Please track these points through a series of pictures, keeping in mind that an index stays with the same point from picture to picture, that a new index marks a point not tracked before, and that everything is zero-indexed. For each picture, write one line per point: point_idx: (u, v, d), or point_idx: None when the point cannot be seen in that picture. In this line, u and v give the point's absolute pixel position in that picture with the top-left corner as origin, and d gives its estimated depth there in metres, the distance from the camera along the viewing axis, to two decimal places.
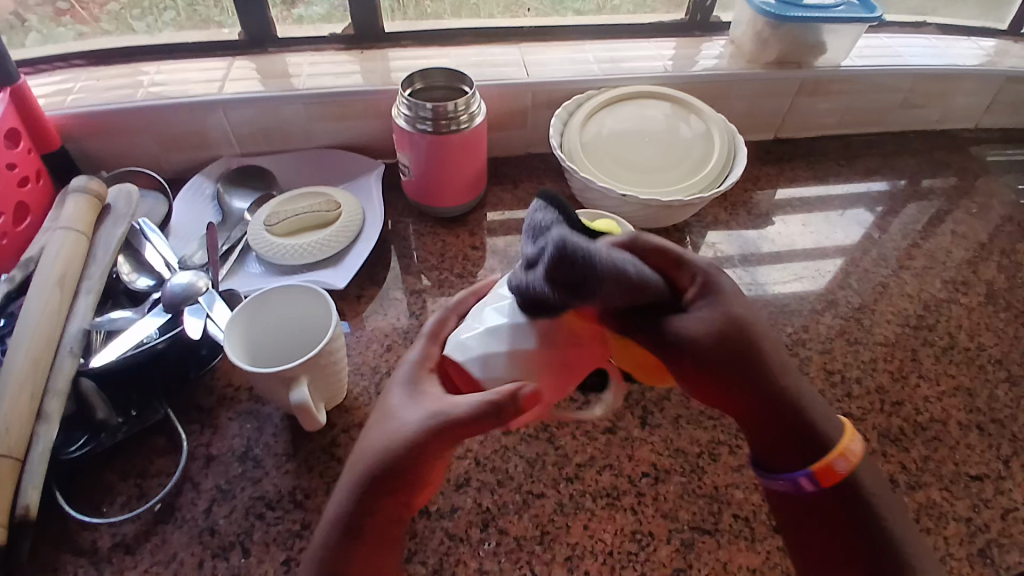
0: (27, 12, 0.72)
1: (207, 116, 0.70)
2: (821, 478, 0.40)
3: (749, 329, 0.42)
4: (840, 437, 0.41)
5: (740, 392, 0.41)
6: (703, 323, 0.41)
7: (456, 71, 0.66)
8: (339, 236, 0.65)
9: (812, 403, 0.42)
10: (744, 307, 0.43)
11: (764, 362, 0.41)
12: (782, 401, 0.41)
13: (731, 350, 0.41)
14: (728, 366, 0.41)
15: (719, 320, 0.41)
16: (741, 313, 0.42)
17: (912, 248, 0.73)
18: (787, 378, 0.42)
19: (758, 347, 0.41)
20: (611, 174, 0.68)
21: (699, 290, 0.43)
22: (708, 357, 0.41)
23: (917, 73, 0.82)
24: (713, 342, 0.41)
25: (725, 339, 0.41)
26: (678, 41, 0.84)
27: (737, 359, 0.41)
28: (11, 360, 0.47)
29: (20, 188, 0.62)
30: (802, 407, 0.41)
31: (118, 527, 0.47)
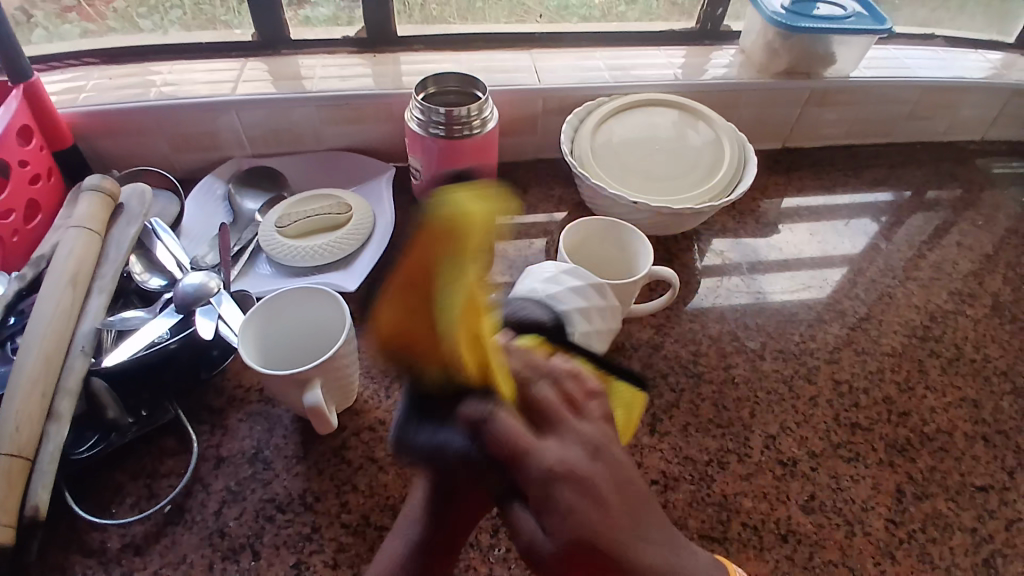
0: (34, 8, 0.72)
1: (219, 117, 0.71)
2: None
3: (599, 504, 0.32)
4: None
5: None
6: (544, 527, 0.32)
7: (469, 76, 0.66)
8: (350, 238, 0.65)
9: (672, 570, 0.34)
10: (588, 496, 0.32)
11: (625, 563, 0.32)
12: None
13: (586, 557, 0.32)
14: (583, 574, 0.32)
15: (560, 517, 0.31)
16: (578, 495, 0.32)
17: (919, 259, 0.74)
18: (636, 544, 0.33)
19: (615, 546, 0.32)
20: (622, 181, 0.69)
21: (540, 489, 0.31)
22: (566, 567, 0.33)
23: (925, 85, 0.82)
24: (564, 558, 0.32)
25: (577, 553, 0.32)
26: (687, 49, 0.84)
27: (592, 565, 0.32)
28: (22, 359, 0.47)
29: (32, 186, 0.62)
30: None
31: (128, 528, 0.47)
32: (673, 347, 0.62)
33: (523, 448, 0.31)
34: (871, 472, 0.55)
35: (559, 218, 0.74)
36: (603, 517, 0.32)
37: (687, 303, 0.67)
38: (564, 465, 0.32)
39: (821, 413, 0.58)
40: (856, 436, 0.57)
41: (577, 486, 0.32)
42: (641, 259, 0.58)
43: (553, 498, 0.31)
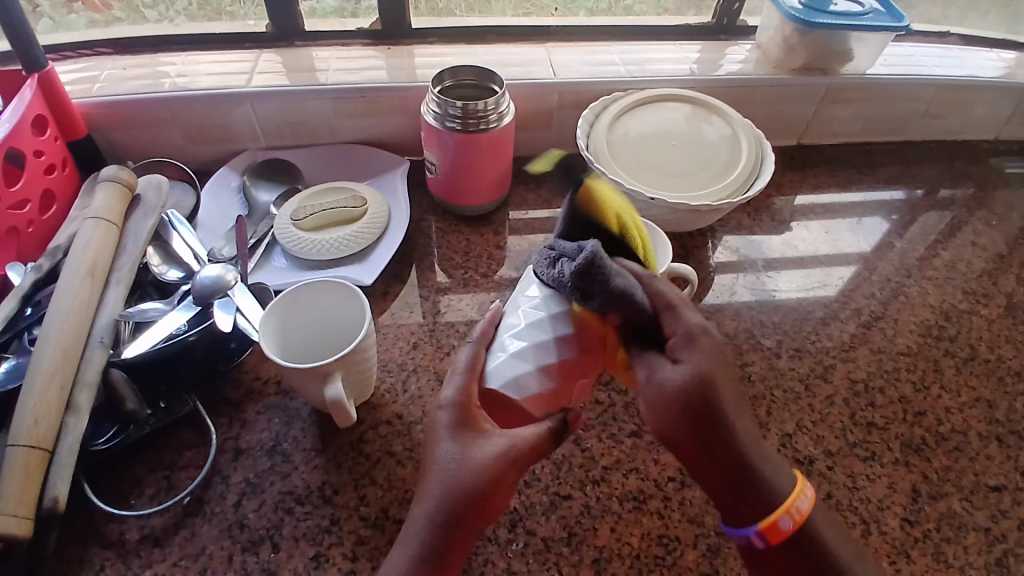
0: None
1: (233, 109, 0.70)
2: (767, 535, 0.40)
3: (717, 372, 0.41)
4: (793, 487, 0.41)
5: (701, 448, 0.40)
6: (677, 370, 0.41)
7: (486, 70, 0.66)
8: (365, 232, 0.65)
9: (756, 450, 0.41)
10: (717, 359, 0.42)
11: (729, 418, 0.40)
12: (732, 444, 0.40)
13: (702, 404, 0.40)
14: (694, 418, 0.40)
15: (694, 366, 0.41)
16: (712, 362, 0.41)
17: (933, 259, 0.74)
18: (749, 434, 0.41)
19: (727, 397, 0.41)
20: (638, 177, 0.68)
21: (680, 339, 0.42)
22: (677, 407, 0.40)
23: (941, 84, 0.82)
24: (686, 395, 0.40)
25: (695, 393, 0.40)
26: (702, 44, 0.84)
27: (702, 415, 0.40)
28: (41, 351, 0.46)
29: (46, 177, 0.62)
30: (746, 456, 0.40)
31: (147, 519, 0.47)
32: None
33: (671, 305, 0.42)
34: (886, 471, 0.55)
35: None
36: (725, 377, 0.41)
37: (701, 299, 0.67)
38: (702, 331, 0.42)
39: (837, 411, 0.58)
40: (871, 435, 0.57)
41: (710, 348, 0.42)
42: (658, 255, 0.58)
43: (695, 348, 0.41)
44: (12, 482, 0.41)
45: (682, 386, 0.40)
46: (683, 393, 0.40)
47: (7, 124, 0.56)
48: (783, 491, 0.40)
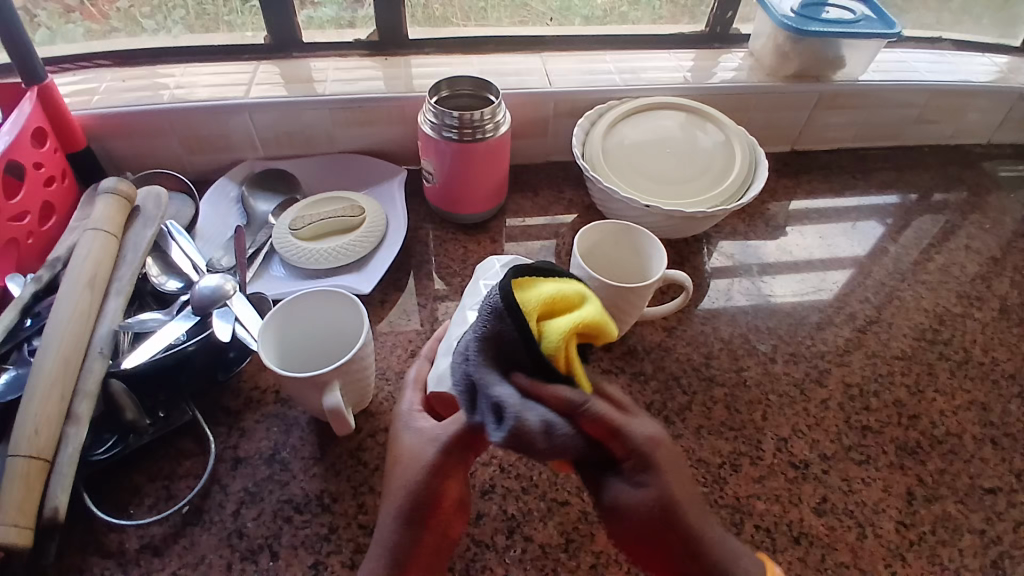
0: (36, 8, 0.71)
1: (231, 119, 0.71)
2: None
3: (675, 480, 0.39)
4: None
5: (663, 560, 0.40)
6: (636, 490, 0.39)
7: (482, 80, 0.66)
8: (363, 241, 0.66)
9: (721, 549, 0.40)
10: (673, 471, 0.39)
11: (693, 527, 0.39)
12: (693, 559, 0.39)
13: (663, 523, 0.39)
14: (655, 536, 0.39)
15: (654, 491, 0.38)
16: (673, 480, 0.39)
17: (928, 263, 0.74)
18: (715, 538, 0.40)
19: (685, 505, 0.39)
20: (633, 185, 0.69)
21: (637, 459, 0.38)
22: (641, 527, 0.39)
23: (933, 89, 0.83)
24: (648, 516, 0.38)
25: (655, 514, 0.38)
26: (696, 53, 0.85)
27: (665, 531, 0.39)
28: (41, 361, 0.47)
29: (46, 188, 0.62)
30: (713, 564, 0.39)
31: (146, 529, 0.48)
32: (684, 350, 0.63)
33: (615, 428, 0.37)
34: (881, 475, 0.55)
35: (570, 221, 0.75)
36: (684, 492, 0.39)
37: (697, 305, 0.67)
38: (654, 443, 0.39)
39: (832, 415, 0.59)
40: (866, 438, 0.57)
41: (661, 460, 0.39)
42: (654, 262, 0.59)
43: (646, 464, 0.38)
44: (13, 492, 0.42)
45: (642, 508, 0.39)
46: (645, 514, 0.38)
47: (7, 137, 0.57)
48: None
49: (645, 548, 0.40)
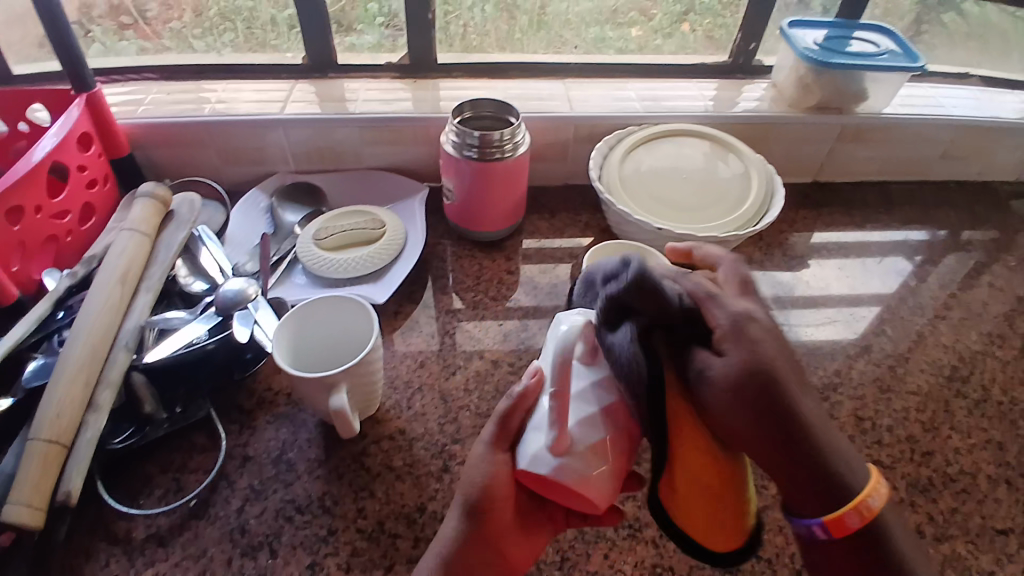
0: (92, 23, 0.77)
1: (266, 134, 0.74)
2: (834, 530, 0.38)
3: (778, 352, 0.41)
4: (867, 483, 0.39)
5: (771, 446, 0.39)
6: (723, 363, 0.40)
7: (503, 102, 0.68)
8: (382, 253, 0.68)
9: (833, 444, 0.39)
10: (776, 350, 0.41)
11: (795, 414, 0.39)
12: (797, 433, 0.38)
13: (759, 395, 0.39)
14: (756, 410, 0.39)
15: (739, 360, 0.40)
16: (760, 352, 0.40)
17: (950, 299, 0.72)
18: (811, 421, 0.39)
19: (793, 391, 0.40)
20: (648, 209, 0.70)
21: (727, 333, 0.41)
22: (738, 400, 0.39)
23: (960, 124, 0.82)
24: (739, 384, 0.39)
25: (753, 381, 0.39)
26: (720, 83, 0.86)
27: (759, 408, 0.39)
28: (69, 350, 0.49)
29: (88, 190, 0.66)
30: (822, 448, 0.39)
31: (154, 519, 0.49)
32: None
33: (709, 300, 0.43)
34: None
35: (586, 243, 0.76)
36: (780, 365, 0.40)
37: None
38: (772, 326, 0.43)
39: None
40: (875, 473, 0.56)
41: (758, 334, 0.41)
42: None
43: (747, 341, 0.41)
44: (31, 472, 0.44)
45: (733, 380, 0.39)
46: (754, 381, 0.39)
47: (56, 139, 0.61)
48: (858, 485, 0.39)
49: (736, 422, 0.39)
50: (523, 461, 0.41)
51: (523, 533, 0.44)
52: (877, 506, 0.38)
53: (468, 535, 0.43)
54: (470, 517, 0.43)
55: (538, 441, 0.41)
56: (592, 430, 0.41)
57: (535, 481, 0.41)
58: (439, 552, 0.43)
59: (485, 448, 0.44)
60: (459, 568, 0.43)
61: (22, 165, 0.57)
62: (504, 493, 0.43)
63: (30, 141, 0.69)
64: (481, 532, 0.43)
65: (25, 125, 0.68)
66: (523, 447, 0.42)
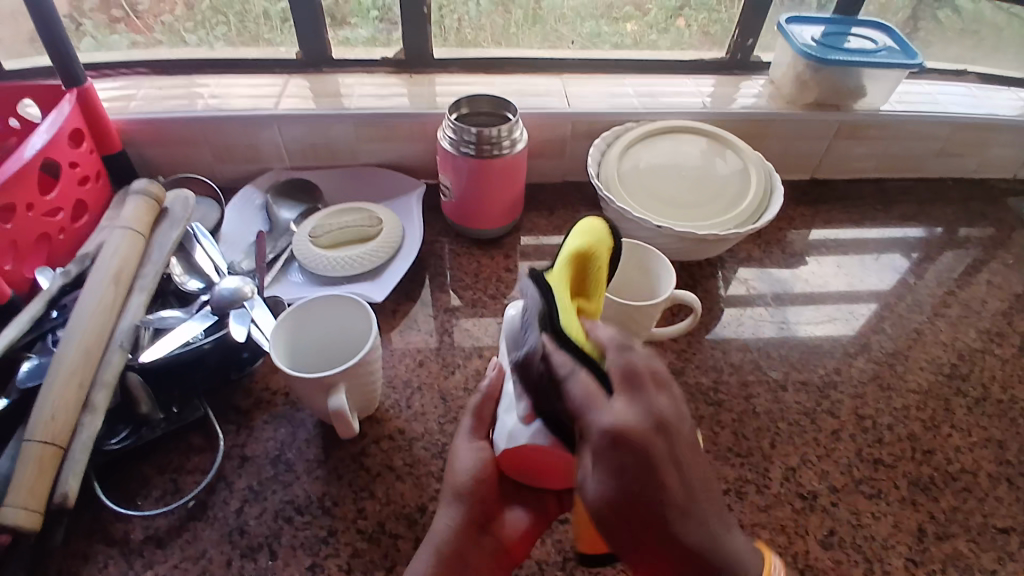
0: (82, 17, 0.76)
1: (261, 131, 0.74)
2: None
3: (660, 463, 0.32)
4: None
5: (650, 562, 0.33)
6: (596, 480, 0.32)
7: (501, 99, 0.68)
8: (379, 251, 0.67)
9: (729, 549, 0.34)
10: (656, 464, 0.32)
11: (680, 531, 0.32)
12: (681, 553, 0.32)
13: (633, 521, 0.32)
14: (633, 547, 0.32)
15: (617, 479, 0.32)
16: (643, 463, 0.32)
17: (947, 296, 0.73)
18: (703, 536, 0.33)
19: (677, 509, 0.32)
20: (647, 206, 0.70)
21: (602, 445, 0.32)
22: (615, 536, 0.32)
23: (957, 122, 0.82)
24: (607, 518, 0.32)
25: (634, 522, 0.32)
26: (717, 79, 0.86)
27: (640, 533, 0.32)
28: (64, 350, 0.49)
29: (80, 187, 0.65)
30: (716, 570, 0.33)
31: (152, 520, 0.49)
32: (694, 374, 0.62)
33: (600, 396, 0.33)
34: (892, 509, 0.54)
35: None
36: (667, 478, 0.32)
37: (708, 329, 0.67)
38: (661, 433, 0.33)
39: (844, 447, 0.57)
40: (876, 472, 0.56)
41: (636, 455, 0.32)
42: (663, 281, 0.59)
43: (621, 459, 0.32)
44: (27, 474, 0.43)
45: (604, 517, 0.32)
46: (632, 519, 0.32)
47: (47, 136, 0.60)
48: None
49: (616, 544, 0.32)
50: (502, 443, 0.44)
51: (517, 509, 0.47)
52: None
53: (458, 522, 0.46)
54: (455, 503, 0.46)
55: (511, 418, 0.43)
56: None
57: (520, 452, 0.43)
58: (433, 542, 0.46)
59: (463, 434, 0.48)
60: (454, 555, 0.45)
61: (13, 163, 0.56)
62: (484, 474, 0.47)
63: (20, 138, 0.68)
64: (468, 517, 0.46)
65: (16, 121, 0.67)
66: (499, 428, 0.45)
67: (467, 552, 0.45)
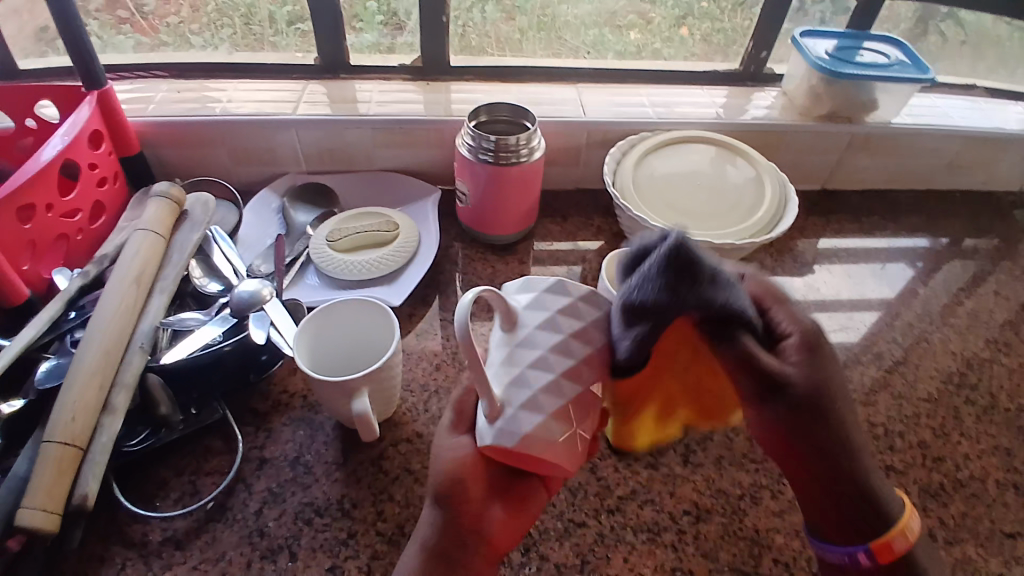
0: (88, 18, 0.76)
1: (278, 134, 0.74)
2: (879, 559, 0.41)
3: (827, 355, 0.41)
4: (902, 520, 0.41)
5: (813, 463, 0.41)
6: (797, 370, 0.40)
7: (519, 106, 0.68)
8: (396, 255, 0.68)
9: (879, 486, 0.41)
10: (833, 366, 0.41)
11: (851, 432, 0.41)
12: (851, 456, 0.41)
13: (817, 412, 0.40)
14: (809, 428, 0.40)
15: (817, 377, 0.40)
16: (833, 373, 0.41)
17: (956, 306, 0.73)
18: (865, 447, 0.42)
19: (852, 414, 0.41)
20: (662, 214, 0.70)
21: (799, 338, 0.41)
22: (804, 414, 0.40)
23: (966, 135, 0.83)
24: (807, 404, 0.40)
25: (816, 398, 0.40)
26: (728, 90, 0.87)
27: (825, 414, 0.40)
28: (84, 352, 0.49)
29: (98, 188, 0.65)
30: (868, 487, 0.41)
31: (171, 522, 0.49)
32: None
33: (779, 299, 0.42)
34: None
35: (597, 247, 0.76)
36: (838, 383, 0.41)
37: None
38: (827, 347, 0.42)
39: None
40: (888, 478, 0.56)
41: (820, 350, 0.41)
42: None
43: (808, 350, 0.41)
44: (45, 476, 0.43)
45: (797, 393, 0.40)
46: (820, 396, 0.40)
47: (65, 138, 0.60)
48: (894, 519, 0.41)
49: (796, 444, 0.41)
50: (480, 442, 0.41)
51: (496, 506, 0.44)
52: (908, 540, 0.41)
53: (443, 522, 0.43)
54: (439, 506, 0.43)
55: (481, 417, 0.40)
56: (522, 389, 0.39)
57: (492, 452, 0.40)
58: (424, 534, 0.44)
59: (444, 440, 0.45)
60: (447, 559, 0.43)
61: (32, 165, 0.56)
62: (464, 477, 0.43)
63: (36, 138, 0.68)
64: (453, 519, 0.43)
65: (32, 121, 0.67)
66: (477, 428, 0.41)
67: (454, 552, 0.43)
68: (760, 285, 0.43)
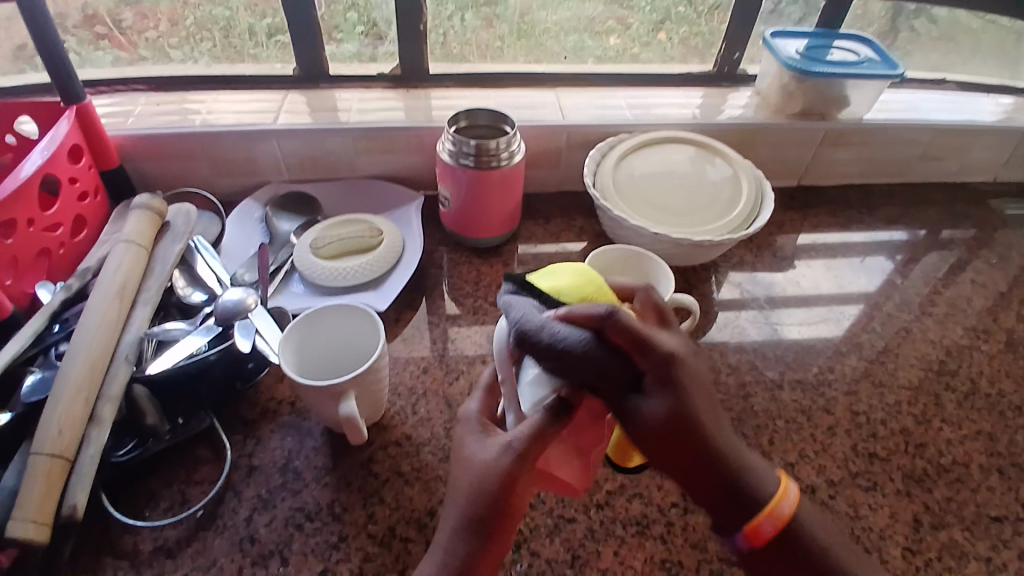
0: (67, 35, 0.75)
1: (259, 144, 0.74)
2: (753, 543, 0.38)
3: (685, 375, 0.38)
4: (778, 490, 0.39)
5: (683, 471, 0.39)
6: (654, 399, 0.38)
7: (500, 113, 0.69)
8: (379, 262, 0.68)
9: (751, 472, 0.39)
10: (698, 381, 0.39)
11: (711, 435, 0.38)
12: (714, 461, 0.38)
13: (677, 427, 0.38)
14: (670, 448, 0.39)
15: (669, 401, 0.38)
16: (692, 391, 0.38)
17: (933, 295, 0.75)
18: (735, 445, 0.39)
19: (705, 417, 0.38)
20: (644, 214, 0.71)
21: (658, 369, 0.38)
22: (657, 436, 0.38)
23: (936, 129, 0.85)
24: (662, 429, 0.38)
25: (671, 422, 0.38)
26: (704, 91, 0.88)
27: (676, 426, 0.38)
28: (69, 363, 0.49)
29: (80, 202, 0.65)
30: (736, 474, 0.38)
31: (160, 531, 0.49)
32: None
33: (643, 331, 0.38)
34: (889, 501, 0.55)
35: (581, 248, 0.77)
36: (704, 397, 0.39)
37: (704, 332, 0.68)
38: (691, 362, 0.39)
39: (840, 441, 0.59)
40: (872, 465, 0.57)
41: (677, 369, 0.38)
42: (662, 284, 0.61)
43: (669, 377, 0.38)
44: (34, 488, 0.43)
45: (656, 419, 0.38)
46: (667, 420, 0.38)
47: (46, 152, 0.60)
48: (768, 497, 0.38)
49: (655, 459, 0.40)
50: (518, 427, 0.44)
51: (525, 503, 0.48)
52: (786, 516, 0.38)
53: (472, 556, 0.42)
54: (473, 538, 0.42)
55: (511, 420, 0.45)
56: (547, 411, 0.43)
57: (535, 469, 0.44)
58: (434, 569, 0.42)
59: (510, 460, 0.41)
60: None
61: (11, 181, 0.56)
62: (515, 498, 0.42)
63: (16, 154, 0.67)
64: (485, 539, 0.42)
65: (12, 138, 0.66)
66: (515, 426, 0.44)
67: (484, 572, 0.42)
68: (644, 299, 0.46)
